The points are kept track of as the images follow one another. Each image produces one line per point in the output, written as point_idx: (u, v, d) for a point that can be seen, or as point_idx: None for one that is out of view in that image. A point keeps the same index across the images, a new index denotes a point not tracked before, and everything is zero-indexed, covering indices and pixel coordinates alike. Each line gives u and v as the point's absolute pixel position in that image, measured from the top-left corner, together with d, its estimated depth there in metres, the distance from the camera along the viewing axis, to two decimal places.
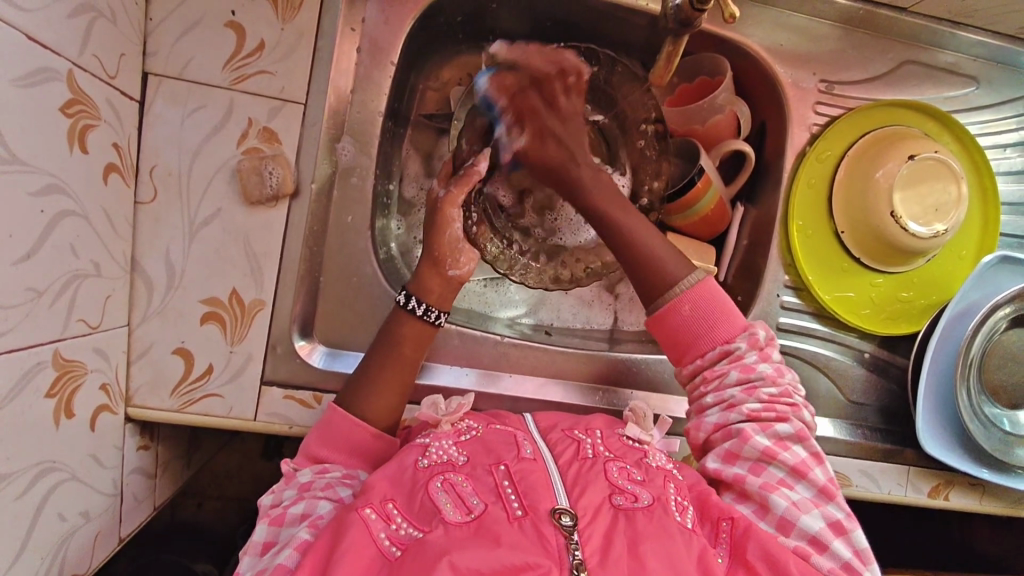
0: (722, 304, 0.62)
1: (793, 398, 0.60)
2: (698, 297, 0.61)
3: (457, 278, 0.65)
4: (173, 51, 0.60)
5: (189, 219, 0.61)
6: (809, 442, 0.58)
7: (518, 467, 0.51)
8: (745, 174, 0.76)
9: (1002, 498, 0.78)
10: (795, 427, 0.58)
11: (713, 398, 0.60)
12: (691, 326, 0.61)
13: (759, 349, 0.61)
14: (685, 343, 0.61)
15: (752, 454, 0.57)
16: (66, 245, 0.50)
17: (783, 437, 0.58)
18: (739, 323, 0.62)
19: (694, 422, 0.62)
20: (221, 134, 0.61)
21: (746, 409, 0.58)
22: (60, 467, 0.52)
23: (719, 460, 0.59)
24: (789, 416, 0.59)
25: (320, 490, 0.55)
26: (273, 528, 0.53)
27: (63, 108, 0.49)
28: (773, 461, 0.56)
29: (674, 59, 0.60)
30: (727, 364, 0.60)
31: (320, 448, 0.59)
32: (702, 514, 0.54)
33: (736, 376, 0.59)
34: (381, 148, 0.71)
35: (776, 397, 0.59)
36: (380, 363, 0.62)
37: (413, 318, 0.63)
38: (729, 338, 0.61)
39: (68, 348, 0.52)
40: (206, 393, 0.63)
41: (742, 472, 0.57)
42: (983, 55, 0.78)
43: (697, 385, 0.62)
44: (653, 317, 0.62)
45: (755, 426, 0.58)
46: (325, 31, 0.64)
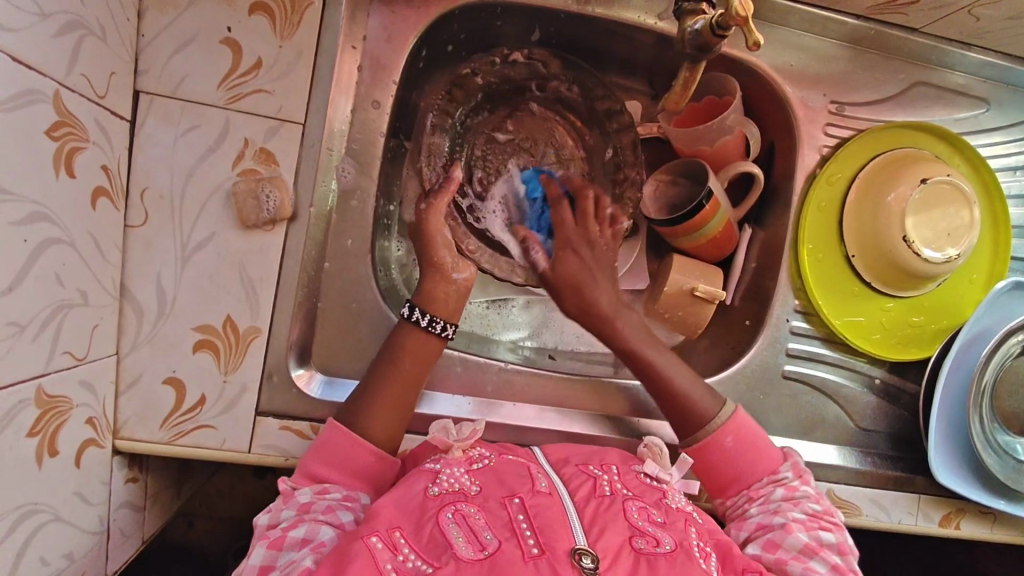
0: (761, 436, 0.64)
1: (836, 517, 0.59)
2: (738, 427, 0.63)
3: (460, 281, 0.64)
4: (166, 69, 0.58)
5: (182, 244, 0.59)
6: (851, 558, 0.55)
7: (534, 502, 0.49)
8: (757, 192, 0.74)
9: (1014, 527, 0.76)
10: (839, 538, 0.56)
11: (757, 508, 0.60)
12: (733, 460, 0.62)
13: (802, 477, 0.63)
14: (728, 478, 0.62)
15: (794, 545, 0.55)
16: (51, 274, 0.48)
17: (826, 543, 0.56)
18: (779, 452, 0.64)
19: (734, 526, 0.60)
20: (215, 155, 0.59)
21: (792, 514, 0.58)
22: (42, 509, 0.49)
23: (758, 547, 0.56)
24: (834, 530, 0.58)
25: (321, 513, 0.53)
26: (271, 552, 0.50)
27: (49, 131, 0.46)
28: (816, 555, 0.54)
29: (690, 84, 0.59)
30: (770, 483, 0.61)
31: (320, 467, 0.56)
32: (725, 563, 0.51)
33: (780, 493, 0.60)
34: (382, 169, 0.69)
35: (820, 513, 0.59)
36: (382, 379, 0.60)
37: (415, 329, 0.61)
38: (773, 469, 0.62)
39: (52, 383, 0.49)
40: (198, 424, 0.60)
41: (783, 559, 0.54)
42: (993, 76, 0.77)
43: (739, 504, 0.62)
44: (692, 448, 0.63)
45: (798, 524, 0.57)
46: (324, 48, 0.62)
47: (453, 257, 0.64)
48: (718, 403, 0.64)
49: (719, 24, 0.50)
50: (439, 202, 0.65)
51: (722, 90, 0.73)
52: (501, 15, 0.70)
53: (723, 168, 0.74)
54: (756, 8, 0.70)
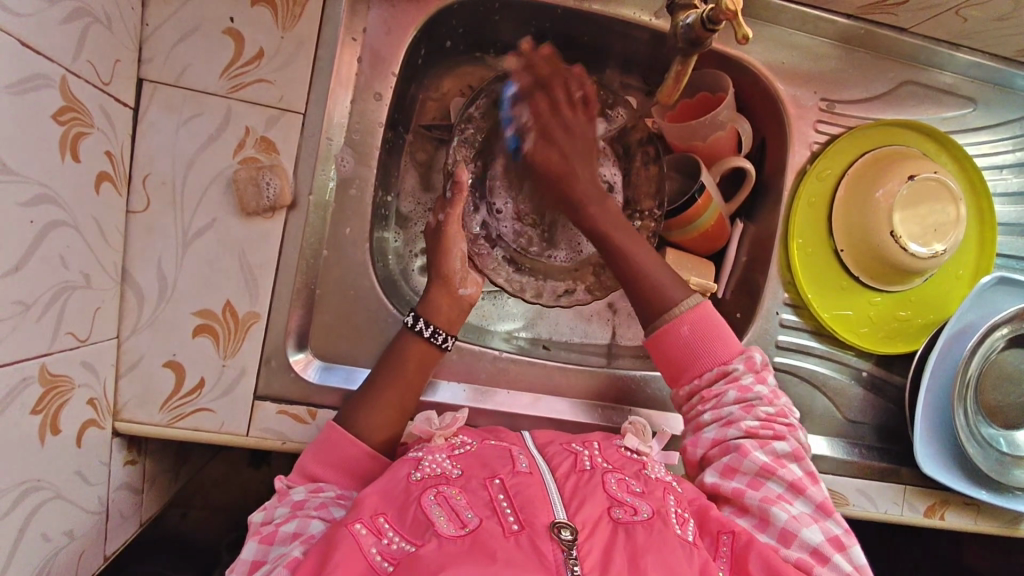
0: (719, 325, 0.63)
1: (790, 418, 0.61)
2: (697, 317, 0.62)
3: (466, 297, 0.67)
4: (169, 58, 0.59)
5: (183, 230, 0.60)
6: (806, 462, 0.58)
7: (514, 481, 0.51)
8: (745, 191, 0.75)
9: (998, 518, 0.78)
10: (792, 446, 0.58)
11: (710, 416, 0.60)
12: (690, 348, 0.62)
13: (757, 372, 0.62)
14: (681, 364, 0.62)
15: (751, 468, 0.57)
16: (56, 256, 0.49)
17: (780, 454, 0.58)
18: (736, 343, 0.63)
19: (691, 438, 0.61)
20: (216, 143, 0.60)
21: (745, 425, 0.58)
22: (44, 486, 0.50)
23: (717, 474, 0.59)
24: (786, 435, 0.59)
25: (314, 509, 0.54)
26: (262, 547, 0.52)
27: (55, 115, 0.47)
28: (772, 476, 0.56)
29: (682, 79, 0.60)
30: (725, 383, 0.61)
31: (315, 465, 0.58)
32: (702, 527, 0.53)
33: (734, 396, 0.60)
34: (381, 160, 0.70)
35: (774, 416, 0.60)
36: (386, 382, 0.61)
37: (419, 338, 0.63)
38: (729, 358, 0.62)
39: (55, 363, 0.50)
40: (198, 407, 0.61)
41: (741, 486, 0.57)
42: (980, 77, 0.79)
43: (693, 402, 0.62)
44: (653, 338, 0.63)
45: (753, 442, 0.58)
46: (325, 40, 0.63)
47: (463, 270, 0.66)
48: (685, 293, 0.64)
49: (710, 18, 0.51)
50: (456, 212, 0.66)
51: (715, 86, 0.74)
52: (499, 10, 0.71)
53: (715, 163, 0.75)
54: (749, 7, 0.72)
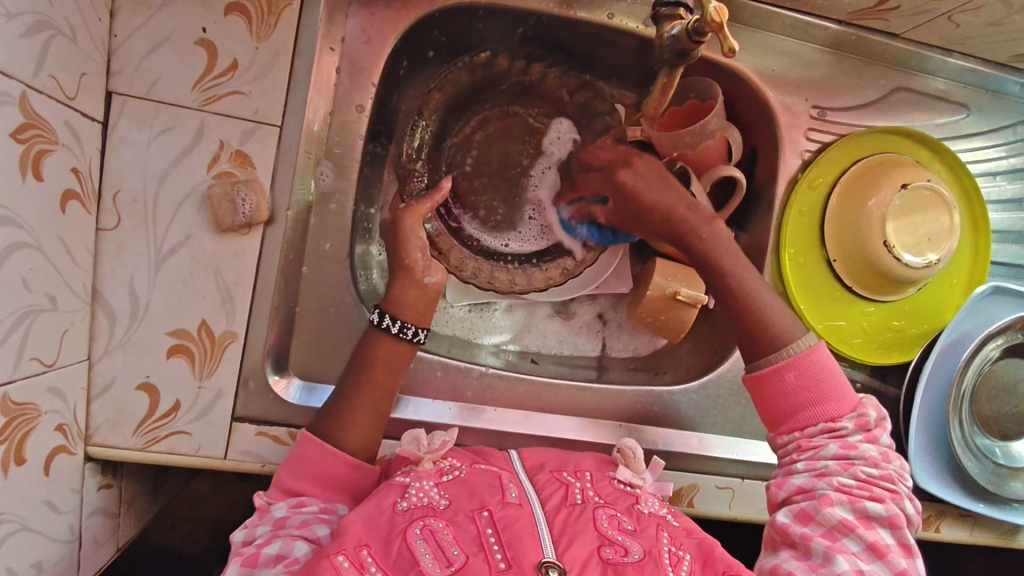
0: (834, 376, 0.58)
1: (895, 486, 0.55)
2: (807, 362, 0.58)
3: (432, 285, 0.62)
4: (139, 70, 0.57)
5: (156, 248, 0.58)
6: (902, 532, 0.52)
7: (503, 514, 0.49)
8: (736, 200, 0.73)
9: (993, 529, 0.77)
10: (889, 511, 0.52)
11: (802, 463, 0.56)
12: (795, 395, 0.58)
13: (868, 432, 0.56)
14: (785, 413, 0.58)
15: (828, 520, 0.52)
16: (18, 279, 0.47)
17: (871, 516, 0.52)
18: (849, 399, 0.58)
19: (777, 480, 0.58)
20: (190, 157, 0.58)
21: (837, 480, 0.54)
22: (8, 519, 0.48)
23: (790, 516, 0.54)
24: (885, 501, 0.53)
25: (296, 528, 0.52)
26: (245, 569, 0.49)
27: (15, 133, 0.45)
28: (850, 534, 0.51)
29: (668, 90, 0.59)
30: (828, 437, 0.56)
31: (294, 480, 0.56)
32: (705, 566, 0.51)
33: (835, 449, 0.55)
34: (362, 172, 0.68)
35: (876, 478, 0.54)
36: (356, 388, 0.59)
37: (385, 337, 0.60)
38: (836, 416, 0.57)
39: (19, 391, 0.48)
40: (173, 430, 0.59)
41: (811, 533, 0.52)
42: (972, 82, 0.78)
43: (789, 449, 0.58)
44: (754, 374, 0.60)
45: (841, 497, 0.53)
46: (302, 51, 0.61)
47: (425, 260, 0.62)
48: (800, 331, 0.60)
49: (696, 30, 0.49)
50: (420, 206, 0.64)
51: (704, 95, 0.73)
52: (483, 18, 0.69)
53: (705, 172, 0.73)
54: (738, 13, 0.70)
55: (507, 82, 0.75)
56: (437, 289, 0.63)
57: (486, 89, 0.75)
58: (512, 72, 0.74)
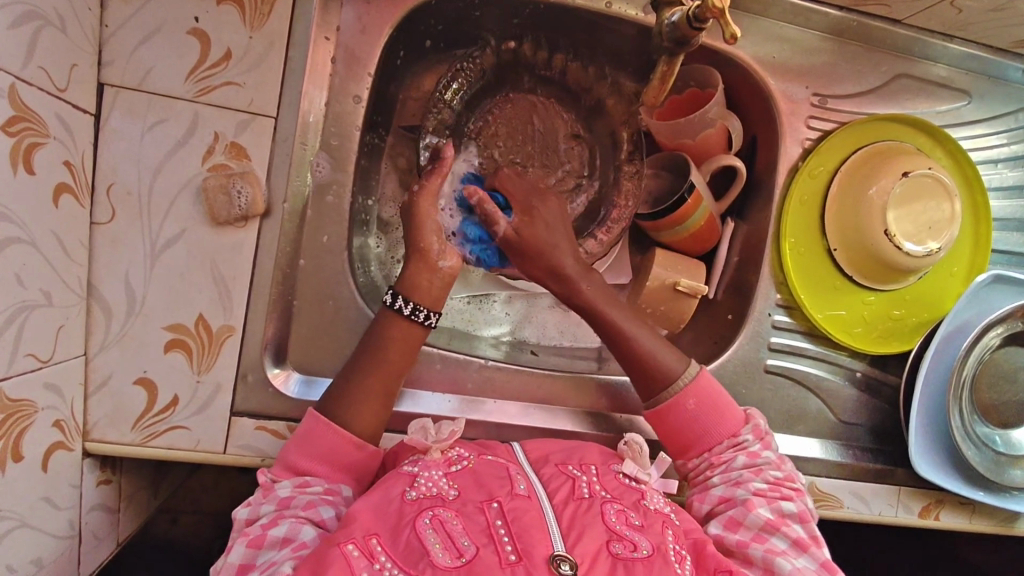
0: (722, 401, 0.64)
1: (797, 483, 0.60)
2: (701, 391, 0.63)
3: (448, 270, 0.62)
4: (131, 61, 0.56)
5: (151, 241, 0.57)
6: (811, 525, 0.57)
7: (512, 506, 0.49)
8: (740, 185, 0.73)
9: (992, 517, 0.77)
10: (799, 507, 0.57)
11: (718, 478, 0.61)
12: (695, 422, 0.63)
13: (763, 440, 0.63)
14: (688, 441, 0.63)
15: (754, 522, 0.56)
16: (11, 275, 0.46)
17: (786, 513, 0.57)
18: (743, 415, 0.64)
19: (697, 496, 0.61)
20: (184, 149, 0.57)
21: (753, 486, 0.59)
22: (7, 516, 0.48)
23: (720, 527, 0.57)
24: (793, 498, 0.59)
25: (301, 509, 0.52)
26: (250, 550, 0.50)
27: (5, 126, 0.45)
28: (776, 532, 0.55)
29: (667, 80, 0.58)
30: (732, 450, 0.62)
31: (302, 458, 0.56)
32: (699, 566, 0.51)
33: (742, 460, 0.61)
34: (359, 164, 0.68)
35: (781, 480, 0.60)
36: (365, 370, 0.59)
37: (398, 317, 0.60)
38: (734, 431, 0.63)
39: (15, 387, 0.48)
40: (172, 425, 0.59)
41: (744, 539, 0.55)
42: (974, 68, 0.77)
43: (700, 469, 0.63)
44: (654, 411, 0.64)
45: (759, 500, 0.57)
46: (296, 40, 0.60)
47: (441, 243, 0.62)
48: (684, 362, 0.65)
49: (696, 16, 0.49)
50: (432, 183, 0.63)
51: (704, 82, 0.72)
52: (479, 6, 0.69)
53: (704, 162, 0.73)
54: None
55: (530, 73, 0.74)
56: (451, 274, 0.63)
57: (510, 75, 0.74)
58: (537, 63, 0.73)
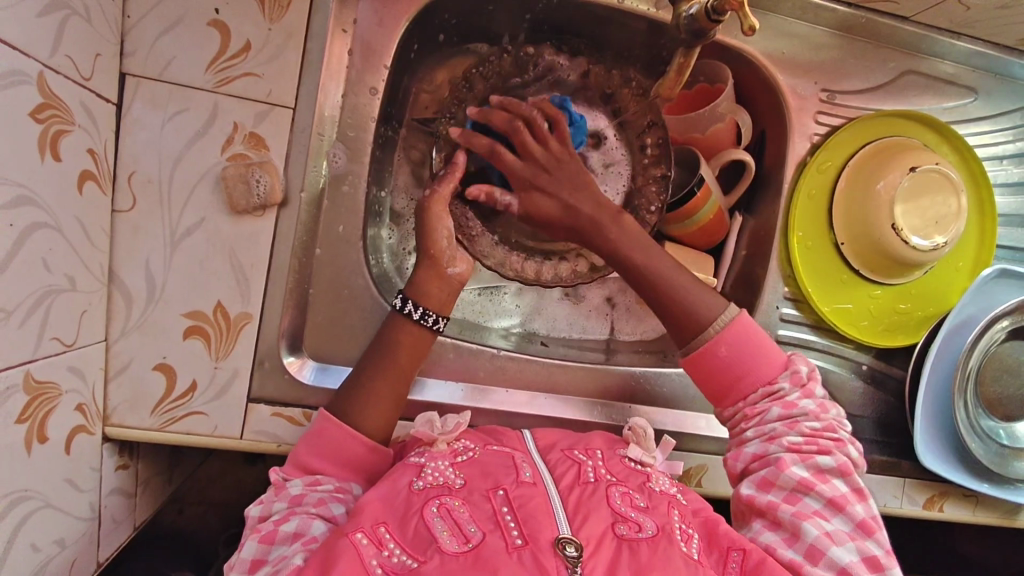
0: (757, 342, 0.62)
1: (838, 432, 0.60)
2: (734, 336, 0.61)
3: (455, 276, 0.63)
4: (153, 51, 0.57)
5: (171, 230, 0.58)
6: (853, 478, 0.57)
7: (518, 493, 0.50)
8: (745, 183, 0.74)
9: (996, 509, 0.78)
10: (838, 460, 0.57)
11: (753, 432, 0.60)
12: (732, 367, 0.61)
13: (803, 386, 0.61)
14: (724, 388, 0.62)
15: (787, 483, 0.56)
16: (38, 259, 0.47)
17: (824, 469, 0.57)
18: (780, 359, 0.62)
19: (732, 452, 0.62)
20: (204, 139, 0.58)
21: (787, 441, 0.58)
22: (33, 496, 0.49)
23: (753, 486, 0.58)
24: (832, 450, 0.58)
25: (313, 506, 0.53)
26: (263, 546, 0.50)
27: (33, 113, 0.45)
28: (809, 492, 0.55)
29: (685, 71, 0.60)
30: (769, 401, 0.61)
31: (312, 458, 0.56)
32: (709, 543, 0.53)
33: (778, 412, 0.60)
34: (374, 156, 0.69)
35: (819, 431, 0.59)
36: (376, 371, 0.59)
37: (407, 321, 0.61)
38: (772, 377, 0.61)
39: (41, 369, 0.49)
40: (190, 410, 0.60)
41: (776, 501, 0.56)
42: (981, 66, 0.78)
43: (736, 420, 0.62)
44: (689, 357, 0.62)
45: (794, 457, 0.57)
46: (314, 32, 0.61)
47: (451, 248, 0.62)
48: (722, 305, 0.63)
49: (714, 8, 0.51)
50: (444, 190, 0.62)
51: (714, 78, 0.73)
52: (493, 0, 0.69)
53: (714, 155, 0.74)
54: None
55: None
56: (459, 281, 0.64)
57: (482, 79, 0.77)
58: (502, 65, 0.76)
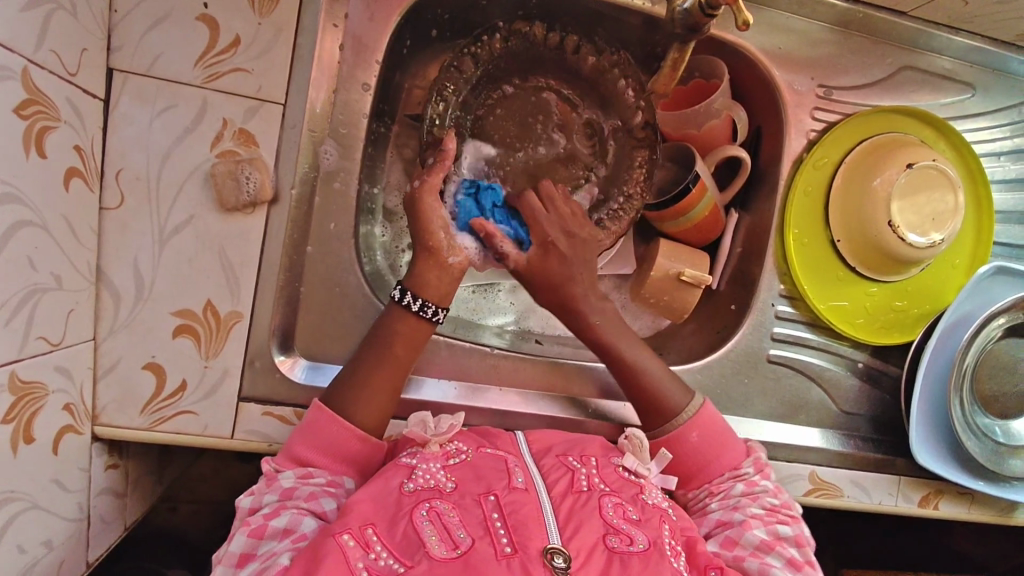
0: (724, 432, 0.64)
1: (795, 509, 0.60)
2: (703, 423, 0.63)
3: (456, 266, 0.62)
4: (140, 46, 0.56)
5: (160, 228, 0.58)
6: (808, 550, 0.57)
7: (509, 499, 0.49)
8: (742, 178, 0.73)
9: (991, 507, 0.78)
10: (796, 530, 0.58)
11: (717, 505, 0.61)
12: (701, 452, 0.63)
13: (763, 472, 0.63)
14: (689, 472, 0.63)
15: (751, 540, 0.56)
16: (23, 257, 0.47)
17: (784, 535, 0.57)
18: (743, 447, 0.65)
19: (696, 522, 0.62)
20: (192, 136, 0.58)
21: (751, 509, 0.59)
22: (18, 497, 0.48)
23: (717, 544, 0.58)
24: (791, 522, 0.59)
25: (303, 500, 0.53)
26: (251, 540, 0.50)
27: (17, 109, 0.45)
28: (772, 551, 0.56)
29: (679, 65, 0.63)
30: (731, 479, 0.62)
31: (305, 450, 0.56)
32: (690, 560, 0.53)
33: (740, 489, 0.61)
34: (366, 153, 0.68)
35: (778, 507, 0.60)
36: (374, 362, 0.59)
37: (407, 314, 0.60)
38: (736, 464, 0.63)
39: (26, 369, 0.48)
40: (179, 409, 0.59)
41: (740, 555, 0.56)
42: (978, 61, 0.77)
43: (700, 498, 0.63)
44: (659, 443, 0.64)
45: (756, 519, 0.58)
46: (305, 27, 0.60)
47: (449, 239, 0.62)
48: (687, 395, 0.65)
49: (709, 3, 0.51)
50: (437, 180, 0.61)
51: (709, 73, 0.72)
52: None
53: (708, 153, 0.73)
54: None
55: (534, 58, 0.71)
56: (459, 269, 0.62)
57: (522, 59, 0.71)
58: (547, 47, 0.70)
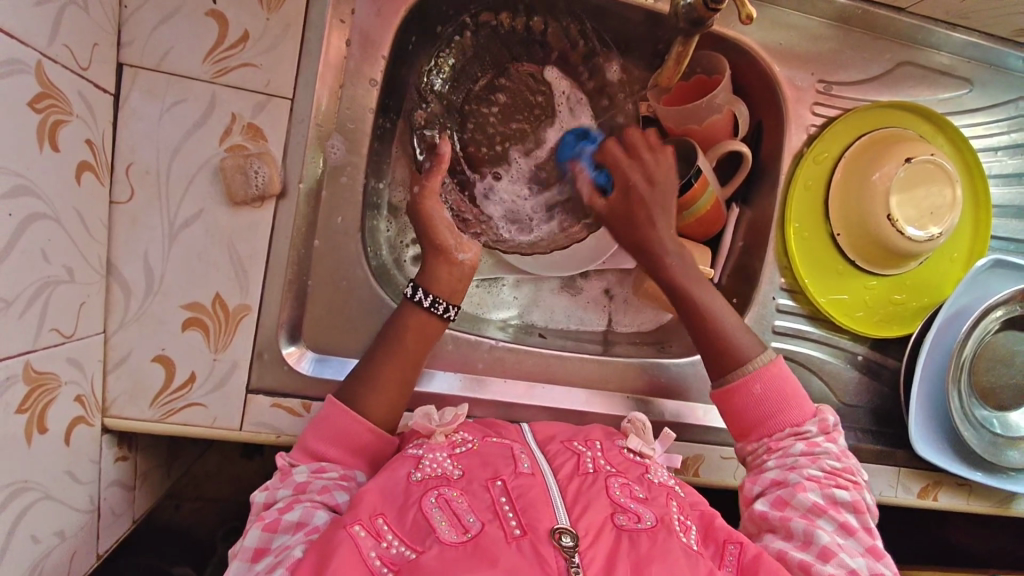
0: (792, 388, 0.64)
1: (856, 475, 0.61)
2: (769, 376, 0.64)
3: (465, 262, 0.65)
4: (150, 41, 0.56)
5: (169, 222, 0.58)
6: (866, 516, 0.57)
7: (517, 483, 0.50)
8: (742, 173, 0.74)
9: (989, 497, 0.79)
10: (854, 496, 0.58)
11: (774, 461, 0.61)
12: (763, 404, 0.63)
13: (828, 433, 0.63)
14: (750, 424, 0.64)
15: (803, 503, 0.57)
16: (37, 250, 0.47)
17: (839, 501, 0.57)
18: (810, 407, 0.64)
19: (751, 476, 0.63)
20: (201, 131, 0.58)
21: (807, 472, 0.59)
22: (32, 487, 0.49)
23: (769, 503, 0.59)
24: (851, 488, 0.59)
25: (317, 494, 0.53)
26: (266, 534, 0.50)
27: (31, 103, 0.45)
28: (823, 515, 0.56)
29: (683, 58, 0.62)
30: (793, 437, 0.62)
31: (318, 443, 0.57)
32: (707, 535, 0.53)
33: (800, 447, 0.61)
34: (372, 148, 0.69)
35: (839, 470, 0.60)
36: (385, 352, 0.60)
37: (418, 309, 0.62)
38: (801, 421, 0.63)
39: (40, 360, 0.49)
40: (189, 402, 0.60)
41: (790, 515, 0.57)
42: (975, 57, 0.78)
43: (759, 452, 0.63)
44: (722, 392, 0.65)
45: (812, 483, 0.58)
46: (313, 23, 0.61)
47: (456, 237, 0.65)
48: (757, 349, 0.66)
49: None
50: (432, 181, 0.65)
51: (712, 69, 0.73)
52: None
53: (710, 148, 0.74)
54: None
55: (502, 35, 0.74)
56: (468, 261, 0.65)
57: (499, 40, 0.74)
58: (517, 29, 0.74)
